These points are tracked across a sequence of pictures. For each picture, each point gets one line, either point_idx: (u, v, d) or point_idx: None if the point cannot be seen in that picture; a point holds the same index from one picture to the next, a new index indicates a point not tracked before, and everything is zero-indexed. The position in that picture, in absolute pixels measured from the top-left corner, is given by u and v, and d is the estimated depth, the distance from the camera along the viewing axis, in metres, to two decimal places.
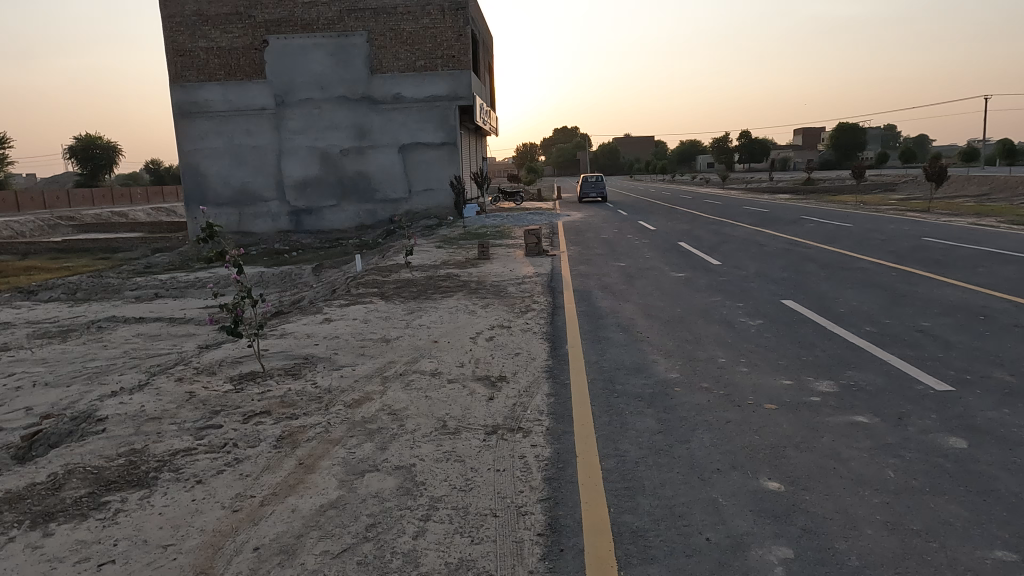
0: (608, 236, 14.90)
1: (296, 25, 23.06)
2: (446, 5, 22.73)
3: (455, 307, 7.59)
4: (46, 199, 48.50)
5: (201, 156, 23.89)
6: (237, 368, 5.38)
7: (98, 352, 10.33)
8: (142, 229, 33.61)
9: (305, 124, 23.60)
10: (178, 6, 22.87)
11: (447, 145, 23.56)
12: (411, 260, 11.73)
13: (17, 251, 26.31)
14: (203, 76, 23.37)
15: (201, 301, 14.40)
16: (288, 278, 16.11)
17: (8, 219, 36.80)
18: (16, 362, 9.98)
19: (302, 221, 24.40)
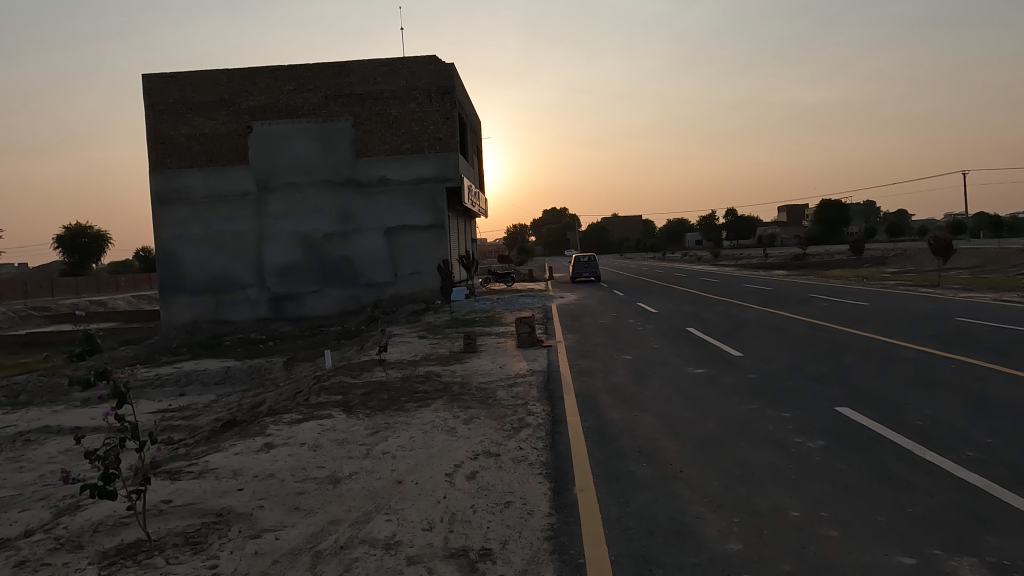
0: (607, 321, 13.60)
1: (281, 111, 22.69)
2: (433, 89, 22.47)
3: (430, 424, 6.06)
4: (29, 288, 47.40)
5: (177, 243, 22.85)
6: (116, 539, 3.82)
7: (13, 475, 8.40)
8: (118, 319, 32.06)
9: (287, 209, 22.75)
10: (162, 94, 22.56)
11: (435, 228, 22.66)
12: (387, 356, 10.33)
13: None
14: (184, 163, 22.73)
15: (155, 402, 12.71)
16: (258, 374, 14.58)
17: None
18: None
19: (282, 308, 23.08)
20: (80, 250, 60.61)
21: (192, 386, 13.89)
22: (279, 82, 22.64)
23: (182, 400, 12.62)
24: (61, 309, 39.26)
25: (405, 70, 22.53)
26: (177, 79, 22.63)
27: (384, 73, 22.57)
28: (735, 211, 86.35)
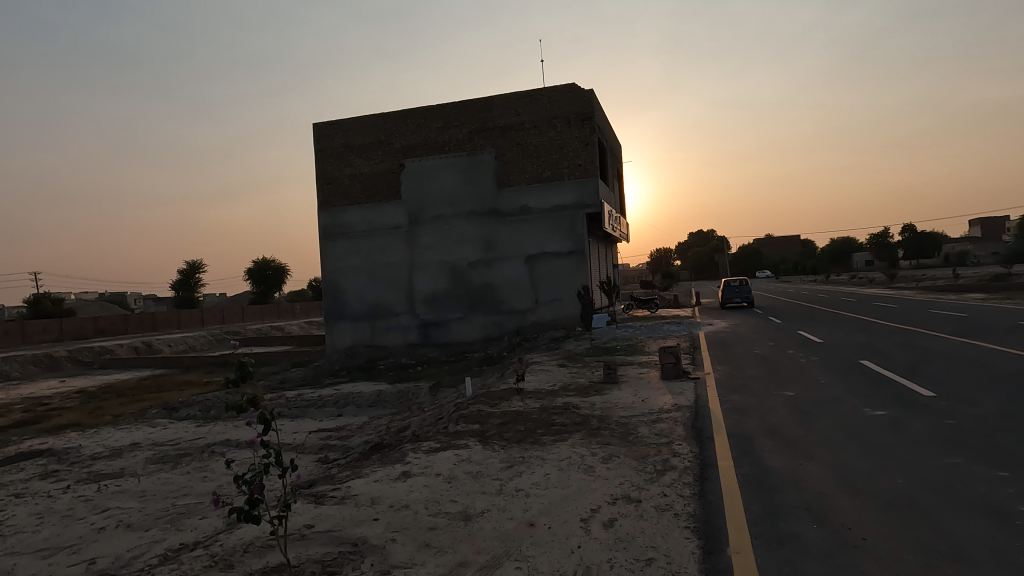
0: (762, 352, 12.42)
1: (430, 147, 24.04)
2: (573, 117, 22.55)
3: (566, 460, 5.74)
4: (225, 314, 54.91)
5: (340, 273, 24.98)
6: (262, 562, 3.95)
7: (197, 483, 9.26)
8: (292, 342, 35.69)
9: (435, 239, 23.93)
10: (329, 140, 25.03)
11: (575, 254, 22.49)
12: (525, 384, 10.21)
13: (182, 365, 28.51)
14: (347, 200, 24.90)
15: (316, 421, 13.69)
16: (407, 397, 15.20)
17: (189, 333, 41.14)
18: (116, 494, 9.03)
19: (430, 334, 24.14)
20: (265, 281, 69.10)
21: (349, 407, 14.80)
22: (429, 121, 24.07)
23: (339, 421, 13.46)
24: (248, 332, 44.73)
25: (545, 100, 22.88)
26: (341, 125, 24.98)
27: (525, 104, 23.11)
28: (913, 227, 76.64)
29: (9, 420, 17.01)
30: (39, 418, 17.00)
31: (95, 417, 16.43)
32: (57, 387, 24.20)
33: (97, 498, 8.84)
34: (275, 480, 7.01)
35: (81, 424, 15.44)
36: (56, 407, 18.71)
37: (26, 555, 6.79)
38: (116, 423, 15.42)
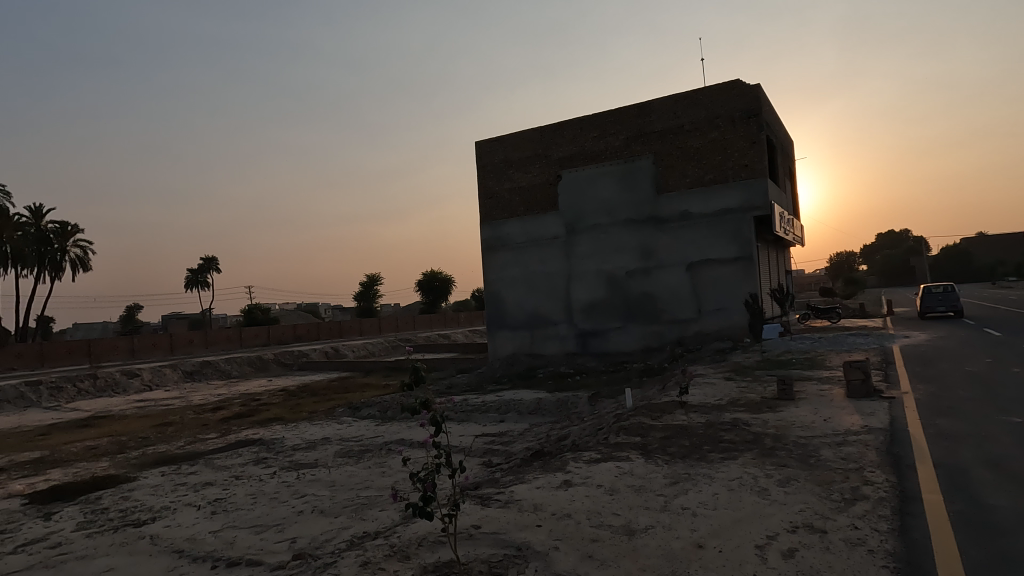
0: (977, 370, 10.62)
1: (586, 157, 24.13)
2: (737, 115, 21.32)
3: (737, 481, 5.36)
4: (399, 323, 59.68)
5: (501, 284, 25.98)
6: (435, 557, 4.18)
7: (377, 478, 10.10)
8: (458, 350, 37.70)
9: (592, 249, 23.92)
10: (490, 157, 26.25)
11: (742, 260, 21.11)
12: (689, 398, 9.74)
13: (364, 369, 31.44)
14: (507, 213, 25.87)
15: (480, 426, 14.26)
16: (566, 407, 15.28)
17: (369, 340, 45.28)
18: (312, 482, 10.16)
19: (588, 344, 24.10)
20: (433, 292, 74.04)
21: (511, 414, 15.23)
22: (585, 131, 24.18)
23: (501, 426, 13.91)
24: (419, 340, 48.11)
25: (706, 100, 21.90)
26: (501, 142, 26.08)
27: (685, 106, 22.30)
28: None
29: (231, 412, 19.98)
30: (252, 411, 19.75)
31: (295, 413, 18.69)
32: (266, 385, 27.96)
33: (297, 485, 10.02)
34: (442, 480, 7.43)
35: (284, 418, 17.65)
36: (265, 403, 21.61)
37: (243, 529, 7.88)
38: (311, 418, 17.40)
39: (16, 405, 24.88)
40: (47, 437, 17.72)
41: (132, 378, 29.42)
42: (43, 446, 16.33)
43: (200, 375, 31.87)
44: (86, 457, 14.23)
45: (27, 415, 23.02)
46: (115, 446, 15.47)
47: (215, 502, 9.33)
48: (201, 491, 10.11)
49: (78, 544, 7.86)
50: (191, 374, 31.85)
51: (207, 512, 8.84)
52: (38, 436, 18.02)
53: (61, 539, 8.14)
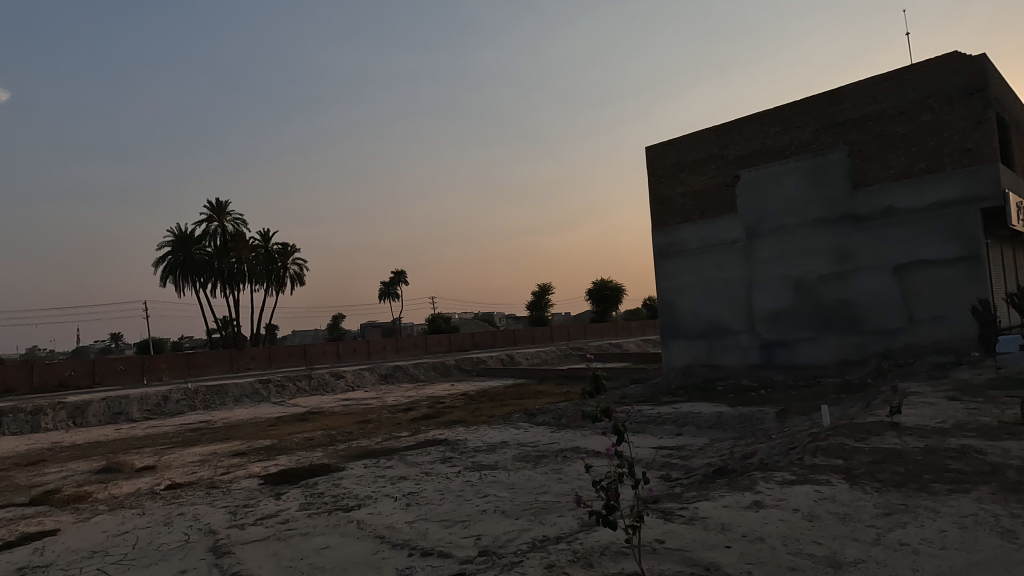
0: None
1: (768, 154, 22.43)
2: (955, 92, 18.43)
3: (971, 519, 4.58)
4: (571, 332, 60.44)
5: (676, 292, 25.19)
6: (619, 568, 4.15)
7: (554, 483, 10.28)
8: (630, 360, 37.11)
9: (776, 252, 22.17)
10: (662, 161, 25.67)
11: (966, 260, 18.07)
12: (902, 419, 8.53)
13: (538, 377, 32.29)
14: (680, 218, 25.04)
15: (656, 438, 13.86)
16: (750, 423, 14.25)
17: (542, 349, 46.43)
18: (493, 483, 10.66)
19: (774, 355, 22.31)
20: (603, 300, 73.83)
21: (689, 427, 14.58)
22: (766, 126, 22.54)
23: (679, 440, 13.40)
24: (590, 349, 48.22)
25: (915, 79, 19.23)
26: (673, 145, 25.36)
27: (887, 89, 19.82)
28: None
29: (419, 413, 21.72)
30: (438, 413, 21.27)
31: (475, 416, 19.75)
32: (449, 389, 29.94)
33: (480, 484, 10.57)
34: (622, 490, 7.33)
35: (466, 421, 18.77)
36: (449, 406, 23.15)
37: (435, 522, 8.51)
38: (490, 422, 18.26)
39: (252, 399, 29.50)
40: (275, 427, 20.75)
41: (338, 379, 33.34)
42: (273, 435, 19.14)
43: (393, 378, 35.10)
44: (305, 446, 16.40)
45: (261, 408, 27.22)
46: (327, 438, 17.62)
47: (409, 495, 10.20)
48: (397, 484, 11.11)
49: (302, 522, 9.08)
50: (385, 377, 35.23)
51: (403, 504, 9.70)
52: (269, 427, 21.16)
53: (289, 516, 9.47)
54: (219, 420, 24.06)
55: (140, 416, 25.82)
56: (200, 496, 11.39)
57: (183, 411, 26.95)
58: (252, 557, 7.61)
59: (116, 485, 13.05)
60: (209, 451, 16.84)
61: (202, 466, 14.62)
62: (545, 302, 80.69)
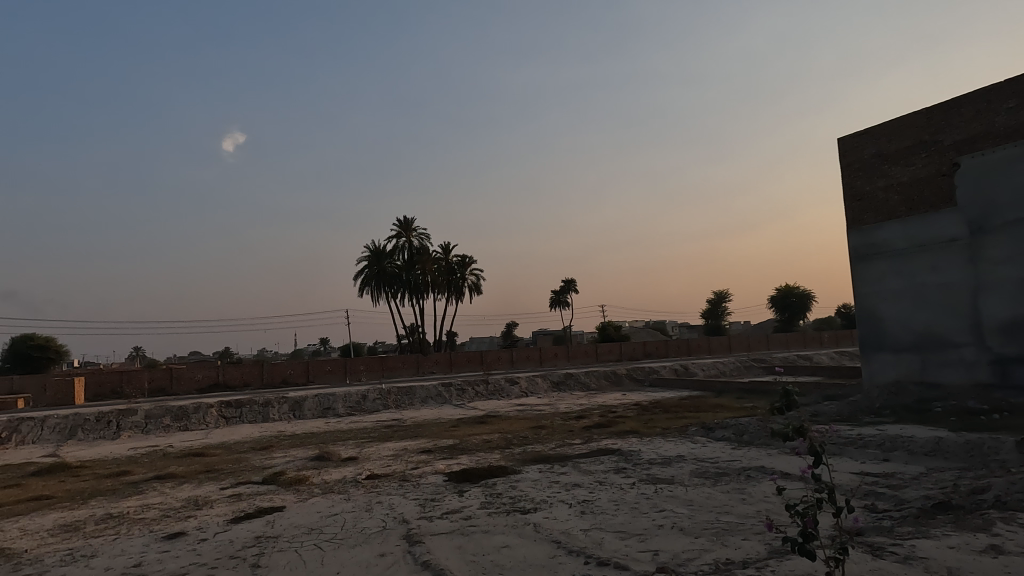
0: None
1: (997, 135, 18.99)
2: None
3: None
4: (752, 342, 56.45)
5: (878, 298, 22.39)
6: None
7: (737, 503, 9.64)
8: (823, 374, 33.58)
9: (1012, 250, 18.52)
10: (858, 153, 23.08)
11: None
12: None
13: (716, 389, 30.60)
14: (883, 216, 22.22)
15: (857, 463, 12.33)
16: (981, 453, 12.06)
17: (720, 360, 43.93)
18: (670, 498, 10.31)
19: (1011, 374, 18.73)
20: (789, 309, 67.91)
21: (899, 454, 12.75)
22: (994, 103, 19.13)
23: (887, 467, 11.80)
24: (775, 361, 44.54)
25: None
26: (872, 134, 22.64)
27: None
28: None
29: (591, 422, 21.74)
30: (610, 422, 21.12)
31: (649, 428, 19.26)
32: (621, 399, 29.57)
33: (655, 499, 10.28)
34: (820, 519, 6.64)
35: (639, 432, 18.39)
36: (621, 415, 22.87)
37: (610, 532, 8.46)
38: (665, 435, 17.68)
39: (436, 401, 31.80)
40: (457, 428, 22.14)
41: (513, 385, 34.65)
42: (455, 435, 20.45)
43: (564, 386, 35.57)
44: (483, 448, 17.28)
45: (443, 409, 29.26)
46: (504, 441, 18.38)
47: (584, 503, 10.25)
48: (572, 491, 11.24)
49: (483, 520, 9.59)
50: (557, 384, 35.86)
51: (577, 511, 9.79)
52: (452, 427, 22.63)
53: (471, 513, 10.04)
54: (409, 419, 26.31)
55: (344, 411, 29.18)
56: (394, 487, 12.55)
57: (378, 409, 29.92)
58: (440, 548, 8.21)
59: (328, 471, 14.88)
60: (401, 446, 18.48)
61: (396, 460, 16.10)
62: (722, 310, 76.53)
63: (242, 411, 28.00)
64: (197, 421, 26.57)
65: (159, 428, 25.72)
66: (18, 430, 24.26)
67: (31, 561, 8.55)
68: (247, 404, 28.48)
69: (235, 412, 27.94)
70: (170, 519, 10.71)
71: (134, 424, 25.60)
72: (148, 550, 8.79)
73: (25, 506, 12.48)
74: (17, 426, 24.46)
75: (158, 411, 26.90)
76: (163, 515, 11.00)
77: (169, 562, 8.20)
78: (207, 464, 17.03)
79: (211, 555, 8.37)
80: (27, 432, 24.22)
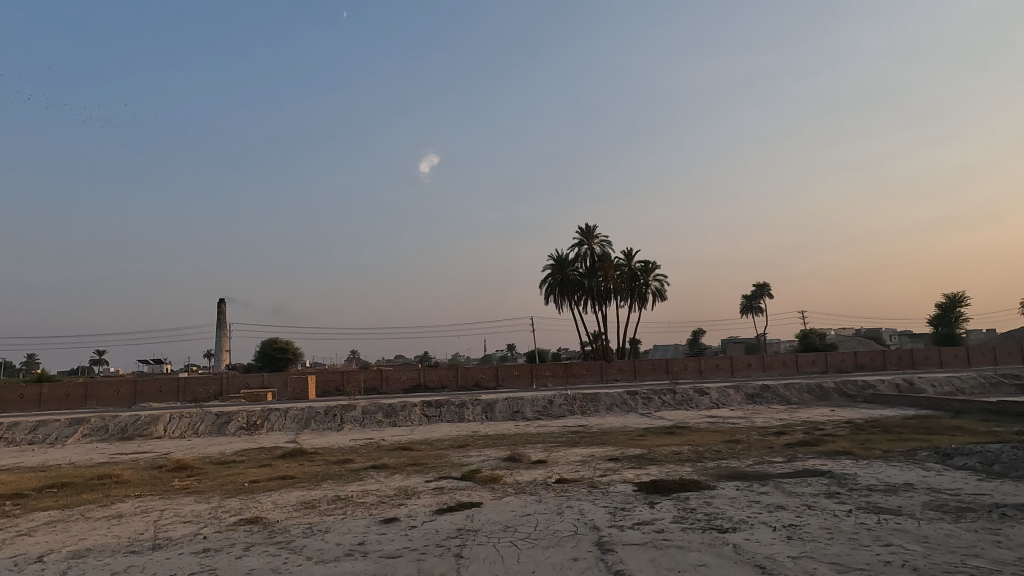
0: None
1: None
2: None
3: None
4: (999, 354, 47.41)
5: None
6: None
7: (990, 547, 8.10)
8: None
9: None
10: None
11: None
12: None
13: (952, 409, 26.10)
14: None
15: None
16: None
17: (956, 374, 37.55)
18: (897, 532, 8.98)
19: None
20: None
21: None
22: None
23: None
24: None
25: None
26: None
27: None
28: None
29: (794, 439, 19.84)
30: (817, 440, 19.06)
31: (867, 450, 17.01)
32: (828, 415, 26.58)
33: (879, 531, 9.03)
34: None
35: (855, 454, 16.35)
36: (830, 434, 20.50)
37: (824, 563, 7.63)
38: (887, 459, 15.46)
39: (622, 408, 31.45)
40: (644, 438, 21.67)
41: (703, 396, 33.01)
42: (643, 445, 20.04)
43: (761, 399, 32.95)
44: (673, 460, 16.68)
45: (629, 418, 28.87)
46: (695, 454, 17.55)
47: (790, 528, 9.38)
48: (775, 513, 10.35)
49: (676, 535, 9.24)
50: (752, 397, 33.39)
51: (783, 535, 8.99)
52: (638, 437, 22.22)
53: (664, 527, 9.73)
54: (594, 425, 26.39)
55: (532, 416, 30.19)
56: (583, 493, 12.65)
57: (564, 414, 30.49)
58: (633, 559, 8.09)
59: (519, 473, 15.49)
60: (589, 453, 18.56)
61: (584, 466, 16.22)
62: (957, 315, 65.41)
63: (441, 411, 30.39)
64: (404, 418, 29.42)
65: (374, 422, 28.95)
66: (268, 419, 28.98)
67: (282, 530, 10.14)
68: (445, 404, 30.85)
69: (435, 411, 30.41)
70: (386, 506, 11.97)
71: (354, 418, 29.14)
72: (368, 531, 9.91)
73: (275, 483, 14.85)
74: (268, 415, 29.24)
75: (372, 407, 30.29)
76: (380, 501, 12.33)
77: (386, 544, 9.15)
78: (414, 458, 18.75)
79: (420, 542, 9.17)
80: (275, 420, 28.84)
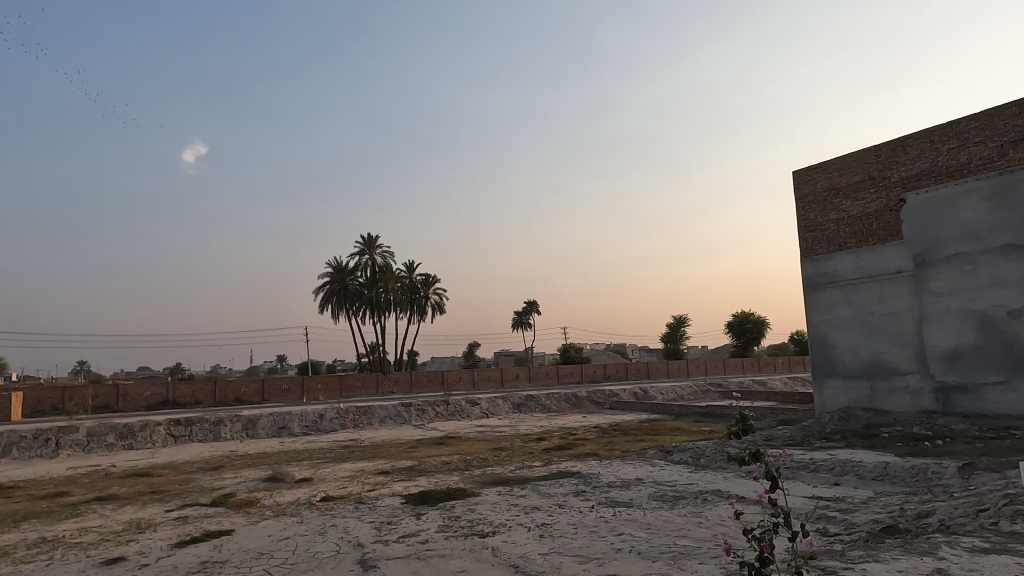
0: None
1: (940, 174, 16.79)
2: None
3: None
4: (708, 366, 57.78)
5: (830, 326, 19.50)
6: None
7: (694, 527, 9.72)
8: (775, 401, 34.33)
9: (958, 287, 16.28)
10: (811, 184, 20.28)
11: None
12: None
13: (675, 411, 30.91)
14: (835, 247, 19.41)
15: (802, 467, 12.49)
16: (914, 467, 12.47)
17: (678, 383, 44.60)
18: (628, 521, 10.32)
19: (952, 401, 16.38)
20: (745, 335, 69.30)
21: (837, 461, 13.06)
22: (937, 144, 16.97)
23: (829, 473, 11.70)
24: (731, 385, 45.35)
25: None
26: (825, 165, 19.90)
27: None
28: None
29: (551, 444, 21.67)
30: (570, 445, 21.11)
31: (609, 451, 19.31)
32: (581, 421, 29.60)
33: (614, 522, 10.29)
34: (783, 550, 6.78)
35: (599, 455, 18.40)
36: (581, 438, 22.85)
37: (568, 557, 8.41)
38: (625, 458, 17.73)
39: (396, 421, 31.23)
40: (416, 449, 21.84)
41: (474, 406, 34.37)
42: (414, 456, 20.11)
43: (525, 408, 35.43)
44: (442, 470, 17.02)
45: (403, 430, 28.83)
46: (463, 463, 18.12)
47: (543, 527, 10.18)
48: (530, 514, 11.14)
49: (440, 544, 9.41)
50: (518, 406, 35.72)
51: (536, 534, 9.72)
52: (410, 448, 22.28)
53: (428, 537, 9.84)
54: (366, 439, 25.81)
55: (300, 431, 28.39)
56: (349, 510, 12.22)
57: (335, 428, 29.24)
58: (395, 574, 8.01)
59: (280, 493, 14.41)
60: (359, 468, 18.02)
61: (352, 482, 15.68)
62: (682, 334, 78.43)
63: (192, 430, 26.99)
64: (143, 440, 25.47)
65: (103, 446, 24.59)
66: None
67: None
68: (197, 422, 27.46)
69: (185, 430, 26.92)
70: (109, 544, 10.19)
71: (75, 442, 24.41)
72: None
73: None
74: None
75: (101, 428, 25.69)
76: (103, 539, 10.48)
77: None
78: (153, 485, 16.30)
79: None
80: None
